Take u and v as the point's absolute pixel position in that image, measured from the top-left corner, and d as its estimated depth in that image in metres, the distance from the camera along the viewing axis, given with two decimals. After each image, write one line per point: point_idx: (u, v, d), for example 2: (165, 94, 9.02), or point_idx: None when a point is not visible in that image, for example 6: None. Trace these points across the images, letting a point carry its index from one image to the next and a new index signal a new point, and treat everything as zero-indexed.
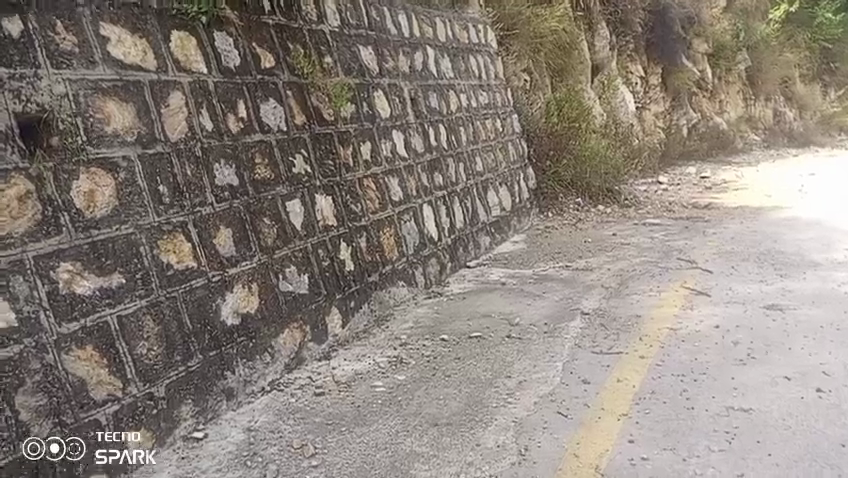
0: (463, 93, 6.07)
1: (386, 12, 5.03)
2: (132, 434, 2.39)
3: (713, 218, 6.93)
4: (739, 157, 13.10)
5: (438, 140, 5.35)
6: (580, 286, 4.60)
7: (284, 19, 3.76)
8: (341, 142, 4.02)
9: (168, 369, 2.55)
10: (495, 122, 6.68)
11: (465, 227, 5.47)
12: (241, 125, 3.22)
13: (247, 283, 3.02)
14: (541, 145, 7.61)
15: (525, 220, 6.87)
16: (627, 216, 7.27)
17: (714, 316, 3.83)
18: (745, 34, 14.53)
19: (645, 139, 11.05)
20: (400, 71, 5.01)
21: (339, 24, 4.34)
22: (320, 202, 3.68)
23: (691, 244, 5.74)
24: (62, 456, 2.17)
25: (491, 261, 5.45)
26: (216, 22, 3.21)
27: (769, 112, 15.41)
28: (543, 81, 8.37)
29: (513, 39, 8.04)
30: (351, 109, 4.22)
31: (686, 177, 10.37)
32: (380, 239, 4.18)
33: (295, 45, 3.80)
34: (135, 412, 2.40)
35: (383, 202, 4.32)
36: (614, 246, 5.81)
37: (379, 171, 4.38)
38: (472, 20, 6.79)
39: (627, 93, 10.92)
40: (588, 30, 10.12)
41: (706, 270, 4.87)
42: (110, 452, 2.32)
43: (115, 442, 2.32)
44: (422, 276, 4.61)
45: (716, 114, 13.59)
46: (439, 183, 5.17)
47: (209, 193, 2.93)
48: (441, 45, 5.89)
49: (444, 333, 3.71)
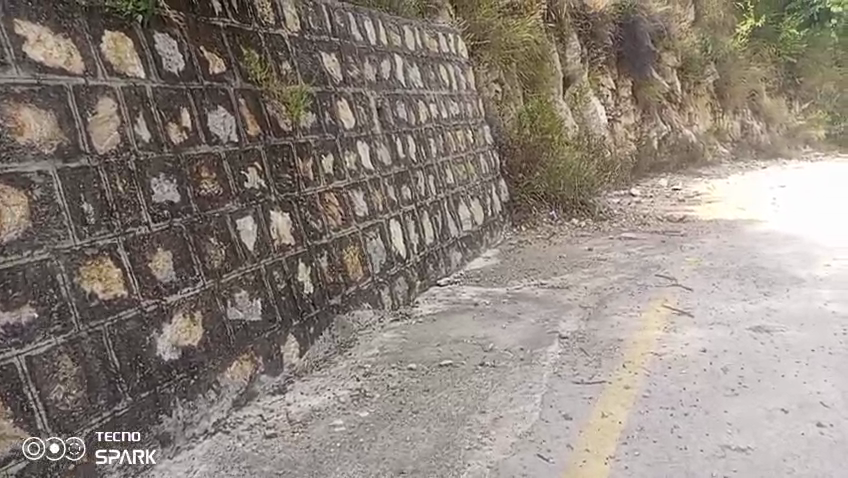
0: (432, 104, 5.81)
1: (350, 16, 4.76)
2: (132, 433, 2.35)
3: (689, 232, 6.77)
4: (710, 169, 13.11)
5: (406, 152, 5.08)
6: (556, 306, 4.35)
7: (237, 21, 3.46)
8: (299, 154, 3.72)
9: (90, 416, 2.22)
10: (466, 134, 6.45)
11: (436, 244, 5.19)
12: (184, 135, 2.90)
13: (188, 313, 2.69)
14: (513, 157, 7.40)
15: (497, 235, 6.62)
16: (601, 230, 7.08)
17: (699, 340, 3.60)
18: (714, 47, 14.62)
19: (617, 151, 10.94)
20: (366, 79, 4.74)
21: (299, 28, 4.05)
22: (275, 219, 3.37)
23: (668, 260, 5.55)
24: (62, 455, 2.11)
25: (463, 279, 5.17)
26: (156, 21, 2.89)
27: (737, 125, 15.51)
28: (514, 92, 8.18)
29: (484, 49, 7.82)
30: (311, 119, 3.92)
31: (658, 190, 10.27)
32: (342, 259, 3.87)
33: (249, 50, 3.49)
34: (78, 437, 2.16)
35: (346, 219, 4.02)
36: (590, 262, 5.59)
37: (342, 186, 4.08)
38: (442, 29, 6.56)
39: (599, 105, 10.82)
40: (559, 41, 10.00)
41: (687, 288, 4.66)
42: (111, 452, 2.27)
43: (116, 441, 2.28)
44: (389, 297, 4.30)
45: (686, 126, 13.60)
46: (407, 198, 4.89)
47: (144, 212, 2.61)
48: (409, 53, 5.63)
49: (412, 362, 3.41)
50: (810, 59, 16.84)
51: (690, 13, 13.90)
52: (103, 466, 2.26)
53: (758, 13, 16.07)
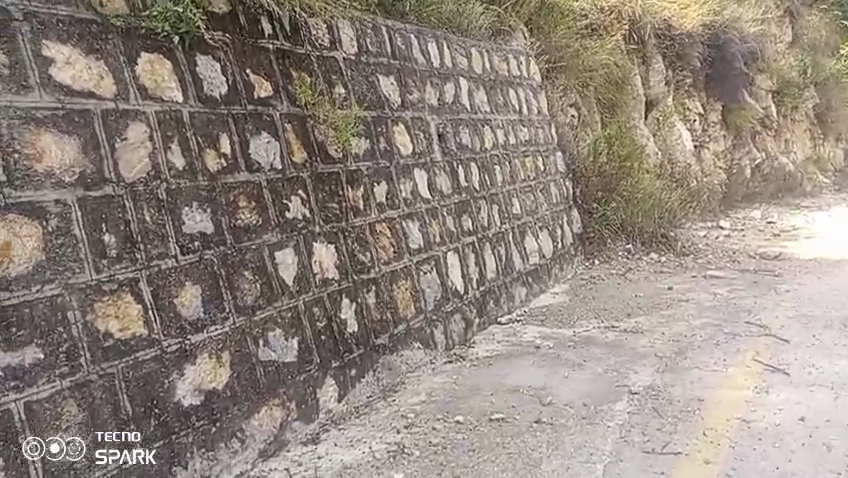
0: (500, 129, 5.53)
1: (413, 39, 4.57)
2: (133, 432, 2.15)
3: (786, 272, 6.12)
4: (809, 201, 12.10)
5: (468, 180, 4.80)
6: (627, 354, 3.91)
7: (288, 44, 3.33)
8: (349, 182, 3.52)
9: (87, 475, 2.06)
10: (536, 161, 6.11)
11: (498, 278, 4.86)
12: (221, 163, 2.74)
13: (214, 353, 2.49)
14: (588, 185, 6.97)
15: (567, 269, 6.20)
16: (684, 266, 6.52)
17: (797, 406, 3.11)
18: (814, 70, 13.61)
19: (704, 179, 10.24)
20: (426, 103, 4.52)
21: (356, 51, 3.89)
22: (318, 251, 3.16)
23: (760, 304, 4.97)
24: (62, 456, 1.98)
25: (526, 318, 4.80)
26: (198, 44, 2.78)
27: (839, 153, 14.34)
28: (592, 117, 7.79)
29: (560, 72, 7.53)
30: (364, 146, 3.72)
31: (750, 222, 9.48)
32: (392, 294, 3.61)
33: (299, 73, 3.34)
34: (78, 435, 2.02)
35: (398, 252, 3.78)
36: (669, 303, 5.09)
37: (395, 216, 3.85)
38: (513, 51, 6.29)
39: (684, 130, 10.21)
40: (642, 64, 9.50)
41: (781, 339, 4.11)
42: (111, 452, 2.09)
43: (115, 441, 2.09)
44: (443, 336, 4.00)
45: (781, 154, 12.64)
46: (468, 228, 4.60)
47: (172, 243, 2.44)
48: (476, 76, 5.39)
49: (461, 413, 3.10)
50: None
51: (786, 34, 13.03)
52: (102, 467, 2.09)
53: None
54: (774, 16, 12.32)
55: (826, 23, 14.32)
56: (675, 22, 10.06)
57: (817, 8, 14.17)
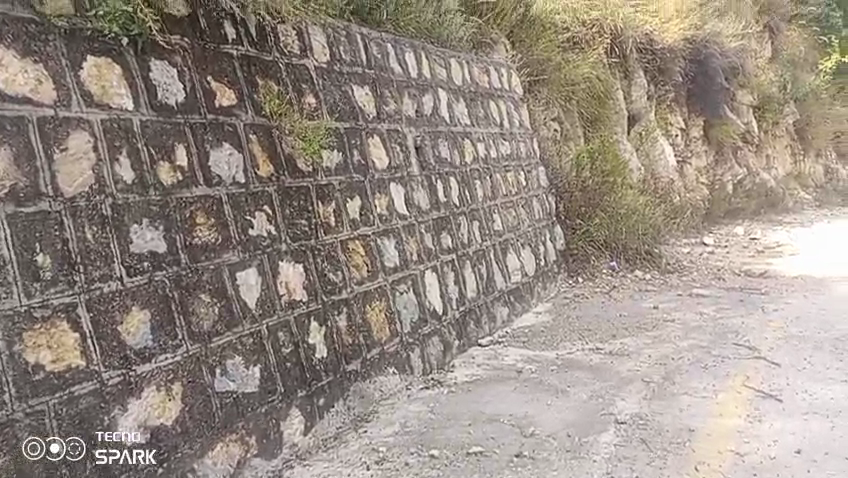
0: (480, 142, 5.36)
1: (390, 48, 4.40)
2: (118, 456, 2.08)
3: (773, 290, 5.99)
4: (790, 217, 12.09)
5: (448, 196, 4.62)
6: (612, 379, 3.73)
7: (254, 50, 3.13)
8: (319, 197, 3.31)
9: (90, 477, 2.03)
10: (518, 175, 5.95)
11: (478, 297, 4.67)
12: (176, 177, 2.52)
13: (163, 385, 2.27)
14: (571, 201, 6.83)
15: (551, 287, 6.02)
16: (669, 284, 6.38)
17: (791, 436, 2.94)
18: (794, 86, 13.68)
19: (687, 195, 10.17)
20: (403, 114, 4.34)
21: (329, 60, 3.71)
22: (284, 271, 2.94)
23: (747, 324, 4.83)
24: (62, 456, 1.92)
25: (508, 339, 4.60)
26: (152, 47, 2.57)
27: (819, 170, 14.41)
28: (574, 132, 7.72)
29: (542, 86, 7.41)
30: (336, 159, 3.52)
31: (733, 239, 9.41)
32: (365, 316, 3.40)
33: (265, 81, 3.15)
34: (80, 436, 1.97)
35: (372, 271, 3.57)
36: (655, 323, 4.93)
37: (369, 233, 3.65)
38: (495, 63, 6.15)
39: (667, 146, 10.15)
40: (624, 78, 9.43)
41: (772, 362, 3.95)
42: (111, 451, 2.05)
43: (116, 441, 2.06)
44: (420, 360, 3.79)
45: (763, 170, 12.64)
46: (447, 246, 4.41)
47: (117, 264, 2.22)
48: (456, 88, 5.22)
49: (437, 447, 2.89)
50: None
51: (766, 51, 13.10)
52: (98, 467, 2.03)
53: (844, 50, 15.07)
54: (754, 33, 12.37)
55: (805, 40, 14.44)
56: (657, 37, 10.02)
57: (796, 25, 14.29)
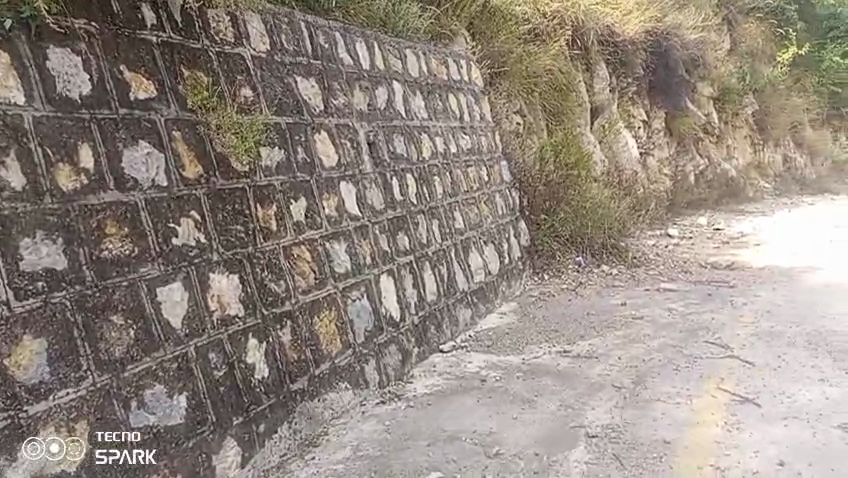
0: (438, 137, 5.08)
1: (338, 37, 4.08)
2: None
3: (741, 283, 5.87)
4: (752, 206, 12.13)
5: (404, 194, 4.33)
6: (582, 386, 3.50)
7: (178, 36, 2.79)
8: (258, 200, 2.99)
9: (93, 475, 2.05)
10: (479, 171, 5.69)
11: (440, 301, 4.40)
12: (80, 181, 2.18)
13: (64, 425, 1.95)
14: (534, 196, 6.61)
15: (516, 285, 5.80)
16: (636, 279, 6.21)
17: (773, 445, 2.75)
18: (752, 77, 13.76)
19: (651, 187, 10.09)
20: (354, 108, 4.03)
21: (268, 48, 3.38)
22: (216, 284, 2.62)
23: (718, 320, 4.66)
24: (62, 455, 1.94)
25: (471, 344, 4.35)
26: (49, 33, 2.21)
27: (779, 159, 14.54)
28: (538, 124, 7.50)
29: (502, 78, 7.18)
30: (278, 157, 3.20)
31: (698, 230, 9.34)
32: (313, 329, 3.10)
33: (192, 71, 2.81)
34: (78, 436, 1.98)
35: (320, 279, 3.27)
36: (624, 321, 4.73)
37: (316, 236, 3.34)
38: (453, 54, 5.87)
39: (630, 138, 10.04)
40: (586, 70, 9.27)
41: (747, 362, 3.78)
42: (111, 451, 2.05)
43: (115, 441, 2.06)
44: (376, 373, 3.51)
45: (724, 160, 12.66)
46: (404, 247, 4.13)
47: (3, 287, 1.88)
48: (412, 80, 4.93)
49: (392, 475, 2.63)
50: None
51: (725, 42, 13.11)
52: (101, 467, 2.05)
53: (800, 41, 15.22)
54: (714, 24, 12.36)
55: (762, 30, 14.53)
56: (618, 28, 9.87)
57: (754, 16, 14.36)
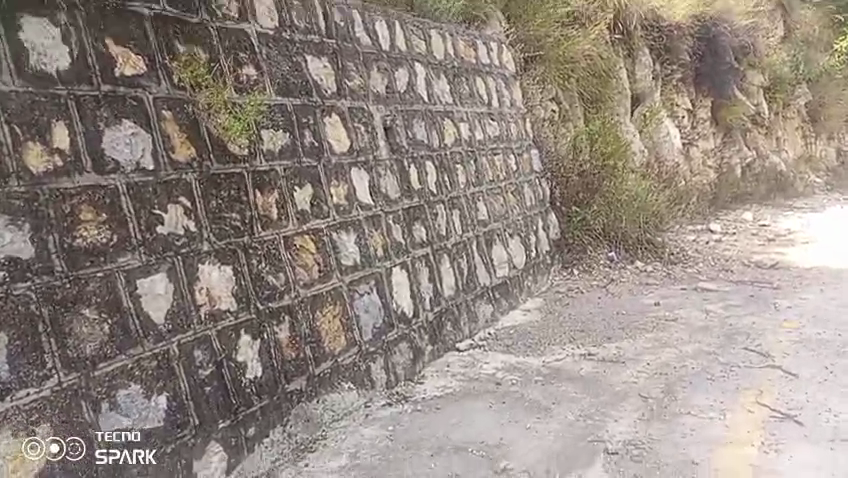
0: (463, 123, 4.82)
1: (356, 16, 3.82)
2: None
3: (787, 284, 5.47)
4: (802, 201, 11.51)
5: (423, 183, 4.10)
6: (605, 394, 3.23)
7: (175, 10, 2.58)
8: (257, 187, 2.79)
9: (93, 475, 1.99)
10: (507, 159, 5.42)
11: (458, 296, 4.17)
12: (53, 163, 2.02)
13: (24, 429, 1.81)
14: (566, 186, 6.30)
15: (542, 280, 5.52)
16: (672, 276, 5.86)
17: (818, 473, 2.45)
18: (806, 65, 13.04)
19: (692, 180, 9.62)
20: (371, 91, 3.80)
21: (276, 25, 3.14)
22: (205, 277, 2.44)
23: (759, 324, 4.31)
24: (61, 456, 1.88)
25: (490, 342, 4.11)
26: (23, 1, 2.03)
27: (832, 152, 13.80)
28: (573, 112, 7.17)
29: (538, 63, 6.85)
30: (282, 140, 2.99)
31: (742, 225, 8.87)
32: (314, 325, 2.91)
33: (188, 48, 2.59)
34: (80, 437, 1.92)
35: (324, 272, 3.07)
36: (656, 323, 4.42)
37: (322, 226, 3.14)
38: (484, 36, 5.57)
39: (672, 127, 9.57)
40: (628, 56, 8.83)
41: (789, 372, 3.45)
42: (111, 451, 1.99)
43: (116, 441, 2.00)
44: (383, 373, 3.30)
45: (772, 152, 12.04)
46: (420, 239, 3.90)
47: None
48: (437, 63, 4.66)
49: None
50: None
51: (779, 28, 12.43)
52: (101, 467, 1.99)
53: None
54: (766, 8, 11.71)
55: (819, 16, 13.76)
56: (663, 12, 9.39)
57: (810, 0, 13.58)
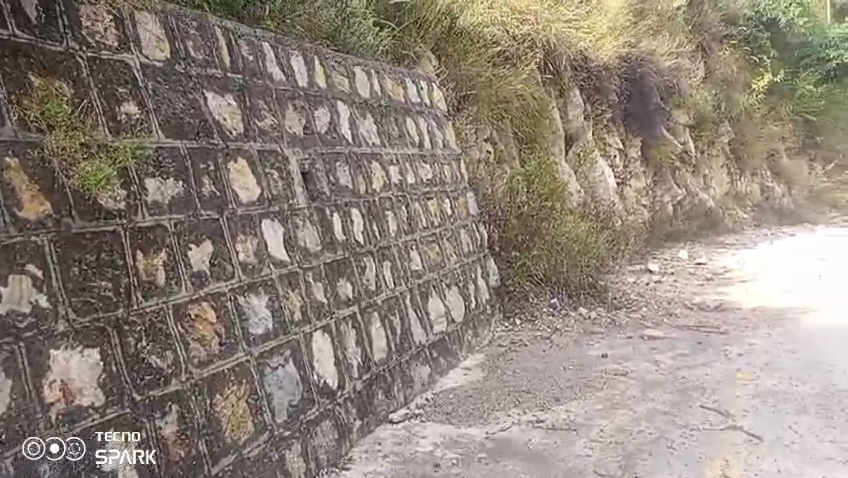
0: (393, 166, 4.45)
1: (269, 50, 3.42)
2: None
3: (733, 328, 5.28)
4: (733, 238, 11.69)
5: (348, 233, 3.67)
6: (559, 473, 2.84)
7: (27, 34, 2.10)
8: (138, 247, 2.29)
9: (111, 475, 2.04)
10: (441, 203, 5.08)
11: (391, 359, 3.73)
12: None
13: None
14: (504, 230, 6.01)
15: (483, 333, 5.14)
16: (617, 323, 5.59)
17: None
18: (727, 106, 13.47)
19: (628, 219, 9.59)
20: (286, 131, 3.38)
21: (168, 57, 2.69)
22: (60, 366, 1.94)
23: (712, 377, 4.04)
24: (63, 457, 1.89)
25: (427, 410, 3.67)
26: None
27: (756, 189, 14.20)
28: (509, 153, 6.98)
29: (471, 102, 6.64)
30: (174, 189, 2.51)
31: (679, 264, 8.82)
32: (210, 415, 2.41)
33: (45, 81, 2.12)
34: (80, 437, 1.94)
35: (226, 346, 2.58)
36: (606, 378, 4.09)
37: (225, 289, 2.66)
38: (413, 74, 5.27)
39: (606, 167, 9.55)
40: (559, 96, 8.79)
41: (752, 435, 3.16)
42: (111, 451, 2.02)
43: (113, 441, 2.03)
44: (300, 461, 2.82)
45: (701, 190, 12.25)
46: (345, 297, 3.46)
47: None
48: (362, 101, 4.30)
49: None
50: (830, 119, 15.72)
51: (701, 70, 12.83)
52: (101, 468, 2.00)
53: (774, 69, 15.02)
54: (688, 51, 12.07)
55: (737, 59, 14.33)
56: (592, 53, 9.42)
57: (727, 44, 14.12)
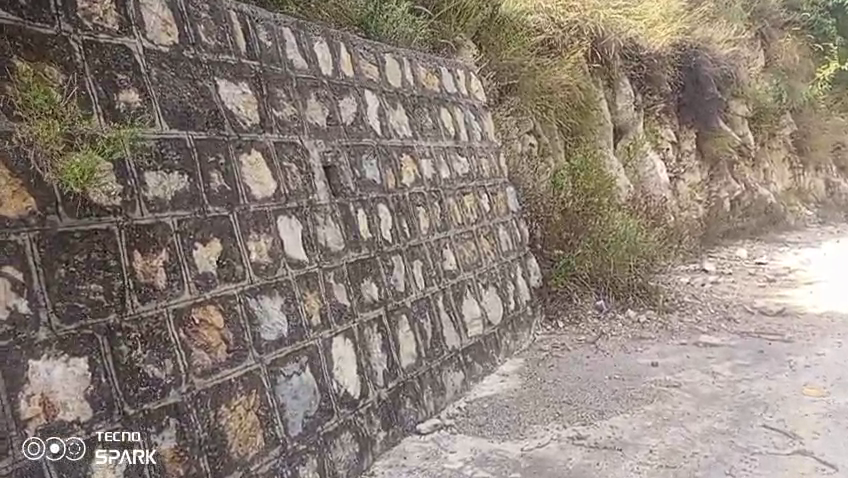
0: (425, 159, 4.20)
1: (290, 35, 3.21)
2: None
3: (798, 335, 4.83)
4: (795, 235, 10.98)
5: (374, 231, 3.44)
6: None
7: (12, 16, 1.93)
8: (134, 247, 2.11)
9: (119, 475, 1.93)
10: (478, 199, 4.80)
11: (420, 365, 3.48)
12: None
13: None
14: (547, 227, 5.70)
15: (523, 337, 4.84)
16: (669, 327, 5.20)
17: None
18: (789, 95, 12.70)
19: (681, 215, 9.09)
20: (307, 122, 3.17)
21: (176, 42, 2.50)
22: (39, 378, 1.77)
23: (776, 391, 3.65)
24: (62, 458, 1.78)
25: (459, 421, 3.41)
26: None
27: (821, 184, 13.36)
28: (553, 146, 6.67)
29: (514, 93, 6.34)
30: (177, 184, 2.32)
31: (736, 263, 8.29)
32: (213, 429, 2.22)
33: (31, 67, 1.95)
34: (80, 437, 1.84)
35: (234, 353, 2.38)
36: (656, 390, 3.75)
37: (234, 292, 2.46)
38: (449, 63, 5.00)
39: (658, 161, 9.06)
40: (607, 86, 8.36)
41: (824, 462, 2.80)
42: (112, 451, 1.91)
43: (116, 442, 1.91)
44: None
45: (761, 185, 11.57)
46: (370, 300, 3.24)
47: None
48: (393, 91, 4.07)
49: None
50: None
51: (760, 59, 12.13)
52: (101, 469, 1.89)
53: (840, 57, 14.11)
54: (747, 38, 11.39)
55: (799, 46, 13.51)
56: (643, 41, 8.91)
57: (790, 31, 13.31)
